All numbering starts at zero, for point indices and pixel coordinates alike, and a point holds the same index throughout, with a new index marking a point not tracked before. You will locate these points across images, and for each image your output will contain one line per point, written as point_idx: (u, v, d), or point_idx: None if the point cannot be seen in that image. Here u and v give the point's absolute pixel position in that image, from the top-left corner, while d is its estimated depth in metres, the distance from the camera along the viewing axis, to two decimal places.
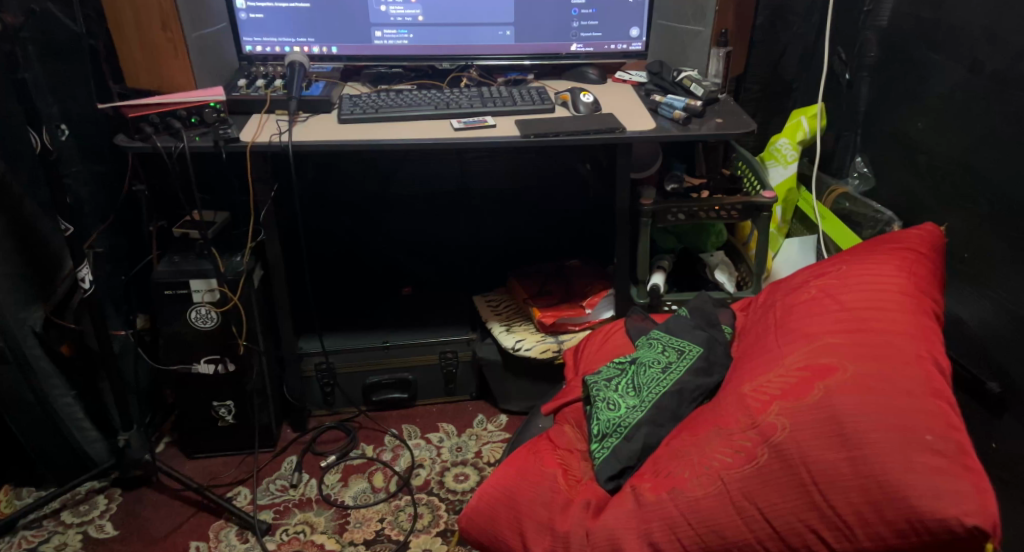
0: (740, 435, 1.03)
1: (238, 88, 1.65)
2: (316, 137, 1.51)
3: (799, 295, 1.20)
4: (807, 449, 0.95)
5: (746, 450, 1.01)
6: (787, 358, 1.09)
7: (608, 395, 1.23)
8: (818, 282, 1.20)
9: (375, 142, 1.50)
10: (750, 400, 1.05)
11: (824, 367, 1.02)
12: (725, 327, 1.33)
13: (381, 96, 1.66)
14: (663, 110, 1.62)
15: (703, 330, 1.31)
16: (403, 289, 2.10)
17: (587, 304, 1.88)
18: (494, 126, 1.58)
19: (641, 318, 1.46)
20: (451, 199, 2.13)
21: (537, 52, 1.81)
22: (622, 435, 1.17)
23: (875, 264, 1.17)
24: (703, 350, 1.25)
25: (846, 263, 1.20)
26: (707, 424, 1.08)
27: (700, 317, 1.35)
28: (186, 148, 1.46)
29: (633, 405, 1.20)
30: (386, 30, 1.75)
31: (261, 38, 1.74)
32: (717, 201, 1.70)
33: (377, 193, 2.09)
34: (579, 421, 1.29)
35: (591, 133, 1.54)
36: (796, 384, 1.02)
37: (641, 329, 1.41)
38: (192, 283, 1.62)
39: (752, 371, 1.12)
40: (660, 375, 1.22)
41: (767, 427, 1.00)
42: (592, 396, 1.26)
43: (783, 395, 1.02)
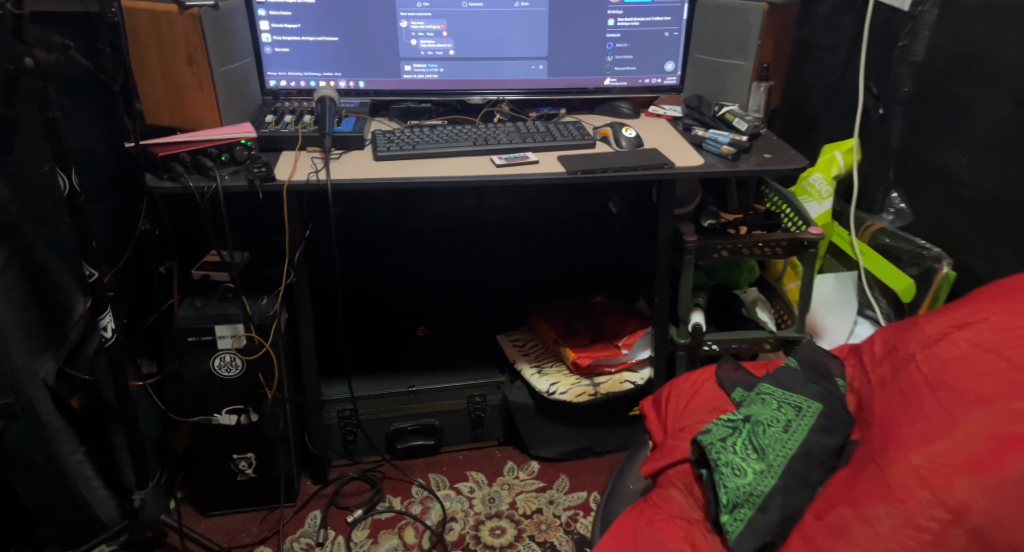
0: (924, 514, 1.03)
1: (265, 126, 1.59)
2: (357, 175, 1.44)
3: (946, 348, 1.20)
4: (1013, 530, 0.98)
5: (934, 532, 1.01)
6: (962, 425, 1.07)
7: (731, 460, 1.23)
8: (964, 334, 1.20)
9: (415, 180, 1.43)
10: (927, 474, 1.05)
11: (1015, 436, 1.02)
12: (838, 381, 1.38)
13: (416, 133, 1.60)
14: (709, 145, 1.57)
15: (817, 386, 1.32)
16: (420, 328, 1.98)
17: (623, 345, 1.80)
18: (536, 163, 1.52)
19: (731, 368, 1.51)
20: (471, 234, 2.06)
21: (569, 87, 1.76)
22: (755, 506, 1.18)
23: (1017, 313, 1.18)
24: (822, 407, 1.26)
25: (994, 315, 1.20)
26: (872, 498, 1.07)
27: (812, 369, 1.40)
28: (222, 187, 1.40)
29: (761, 471, 1.21)
30: (415, 65, 1.70)
31: (288, 73, 1.69)
32: (761, 237, 1.64)
33: (394, 228, 2.03)
34: (689, 486, 1.31)
35: (640, 169, 1.47)
36: (983, 455, 1.03)
37: (734, 380, 1.46)
38: (218, 329, 1.53)
39: (916, 433, 1.11)
40: (784, 436, 1.23)
41: (958, 506, 1.01)
42: (713, 459, 1.25)
43: (970, 468, 1.02)
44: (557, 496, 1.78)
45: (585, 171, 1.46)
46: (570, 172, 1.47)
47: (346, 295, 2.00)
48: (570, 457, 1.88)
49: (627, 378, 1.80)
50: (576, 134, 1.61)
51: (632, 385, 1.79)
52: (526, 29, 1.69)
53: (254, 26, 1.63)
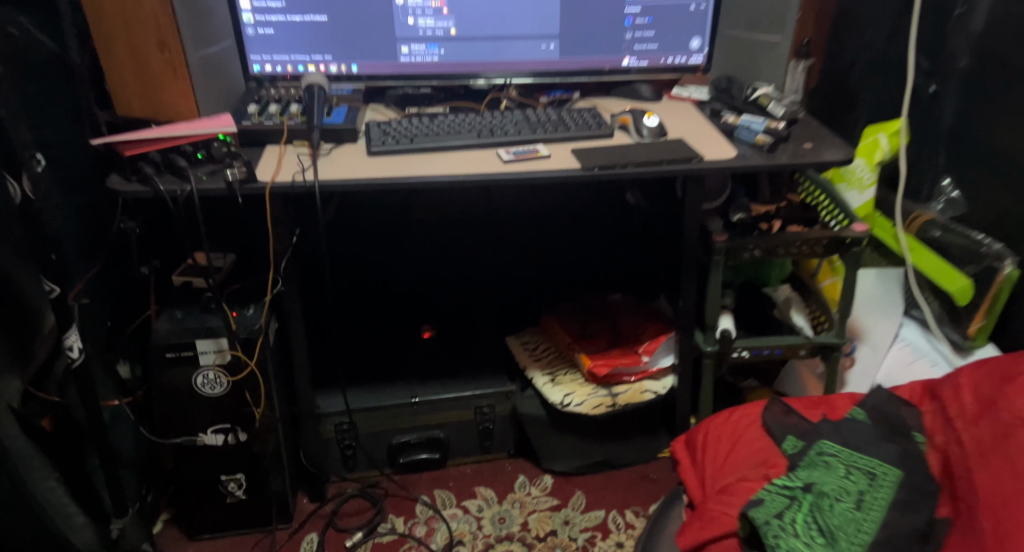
0: None
1: (247, 117, 1.44)
2: (348, 174, 1.29)
3: None
4: None
5: None
6: None
7: (792, 542, 1.20)
8: None
9: (413, 179, 1.28)
10: None
11: None
12: (917, 435, 1.37)
13: (414, 124, 1.44)
14: (742, 134, 1.40)
15: (892, 444, 1.35)
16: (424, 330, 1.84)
17: (643, 351, 1.65)
18: (548, 157, 1.36)
19: (778, 415, 1.44)
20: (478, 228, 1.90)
21: (583, 68, 1.59)
22: None
23: None
24: (898, 479, 1.29)
25: None
26: None
27: (888, 423, 1.39)
28: (197, 190, 1.25)
29: None
30: (413, 46, 1.54)
31: (273, 57, 1.53)
32: (798, 236, 1.48)
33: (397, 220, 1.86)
34: None
35: (664, 164, 1.31)
36: None
37: (785, 431, 1.40)
38: (199, 344, 1.39)
39: None
40: (850, 521, 1.23)
41: None
42: (767, 537, 1.20)
43: None
44: (573, 516, 1.65)
45: (603, 167, 1.30)
46: (586, 169, 1.30)
47: (344, 295, 1.85)
48: (586, 471, 1.74)
49: (649, 387, 1.66)
50: (591, 124, 1.45)
51: (653, 395, 1.65)
52: (535, 5, 1.52)
53: (233, 6, 1.47)
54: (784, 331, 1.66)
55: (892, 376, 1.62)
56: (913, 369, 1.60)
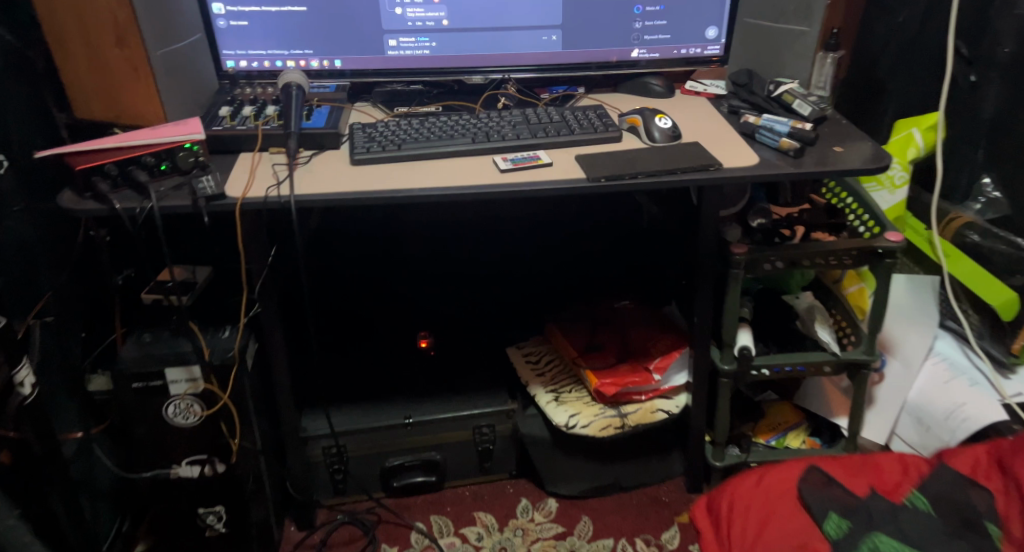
0: None
1: (219, 120, 1.31)
2: (326, 187, 1.16)
3: None
4: None
5: None
6: None
7: None
8: None
9: (399, 193, 1.15)
10: None
11: None
12: (991, 527, 1.21)
13: (402, 126, 1.31)
14: (764, 137, 1.26)
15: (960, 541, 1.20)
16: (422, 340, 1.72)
17: (654, 369, 1.53)
18: (550, 165, 1.23)
19: (821, 487, 1.30)
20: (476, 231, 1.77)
21: (588, 61, 1.45)
22: None
23: None
24: None
25: None
26: None
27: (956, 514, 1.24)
28: (159, 207, 1.12)
29: None
30: (402, 38, 1.40)
31: (249, 52, 1.39)
32: (825, 246, 1.35)
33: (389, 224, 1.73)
34: None
35: (679, 172, 1.18)
36: None
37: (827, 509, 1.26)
38: (169, 373, 1.26)
39: None
40: None
41: None
42: None
43: None
44: (579, 545, 1.53)
45: (611, 177, 1.16)
46: (592, 181, 1.17)
47: (333, 303, 1.73)
48: (594, 495, 1.63)
49: (661, 407, 1.54)
50: (597, 126, 1.31)
51: (666, 415, 1.54)
52: None
53: None
54: (808, 345, 1.53)
55: (926, 396, 1.48)
56: (948, 387, 1.45)
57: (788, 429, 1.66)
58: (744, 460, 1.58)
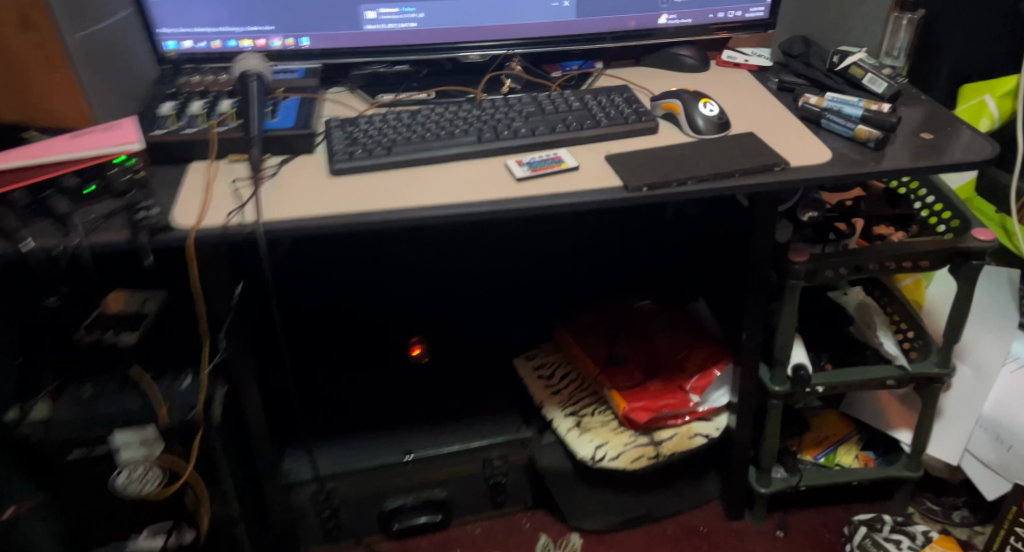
0: None
1: (161, 122, 1.05)
2: (301, 210, 0.92)
3: None
4: None
5: None
6: None
7: None
8: None
9: (392, 216, 0.92)
10: None
11: None
12: None
13: (389, 125, 1.07)
14: (833, 125, 1.04)
15: None
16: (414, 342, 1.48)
17: (691, 389, 1.34)
18: (577, 169, 1.00)
19: None
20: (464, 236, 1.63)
21: (607, 30, 1.21)
22: None
23: None
24: None
25: None
26: None
27: None
28: (87, 245, 0.87)
29: None
30: (383, 10, 1.15)
31: (194, 29, 1.15)
32: (899, 250, 1.14)
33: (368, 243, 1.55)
34: None
35: (738, 176, 0.96)
36: None
37: None
38: (117, 436, 1.04)
39: None
40: None
41: None
42: None
43: None
44: None
45: (653, 186, 0.94)
46: (631, 192, 0.94)
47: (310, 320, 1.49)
48: (622, 528, 1.43)
49: (699, 430, 1.34)
50: (626, 115, 1.08)
51: (705, 440, 1.34)
52: None
53: None
54: (868, 355, 1.33)
55: (1005, 407, 1.29)
56: None
57: (840, 441, 1.47)
58: (793, 484, 1.39)
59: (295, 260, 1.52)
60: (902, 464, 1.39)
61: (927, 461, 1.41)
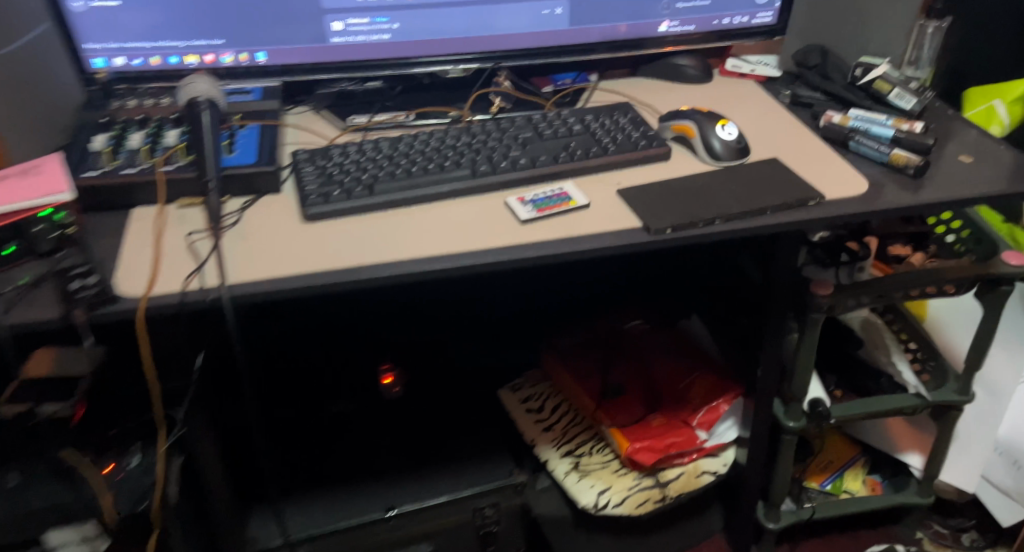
0: None
1: (95, 160, 0.88)
2: (272, 269, 0.78)
3: None
4: None
5: None
6: None
7: None
8: None
9: (382, 273, 0.79)
10: None
11: None
12: None
13: (368, 158, 0.93)
14: (863, 147, 0.94)
15: None
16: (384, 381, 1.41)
17: (698, 424, 1.24)
18: (587, 207, 0.88)
19: None
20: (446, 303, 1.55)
21: (603, 39, 1.09)
22: None
23: None
24: None
25: None
26: None
27: None
28: (10, 323, 0.72)
29: None
30: (352, 20, 1.01)
31: (126, 45, 0.97)
32: (926, 277, 1.05)
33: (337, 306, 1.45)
34: None
35: (772, 213, 0.85)
36: None
37: None
38: (51, 536, 0.89)
39: None
40: None
41: None
42: None
43: None
44: None
45: (677, 227, 0.83)
46: (654, 234, 0.83)
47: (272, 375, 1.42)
48: None
49: (706, 468, 1.25)
50: (634, 139, 0.96)
51: (712, 477, 1.25)
52: None
53: None
54: (881, 381, 1.25)
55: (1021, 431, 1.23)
56: None
57: (844, 468, 1.40)
58: (803, 518, 1.30)
59: (255, 316, 1.44)
60: (914, 490, 1.33)
61: (938, 487, 1.35)
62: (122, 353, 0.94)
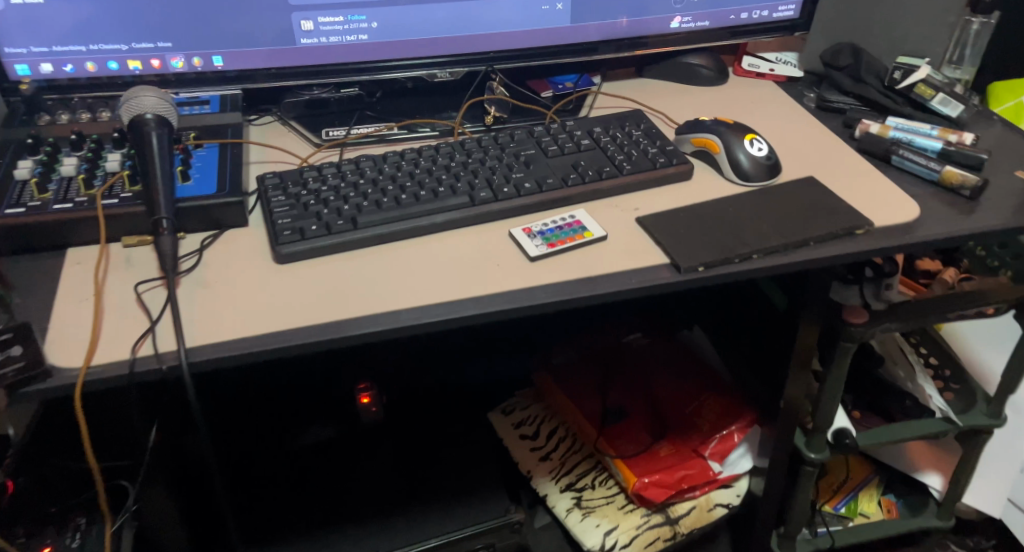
0: None
1: (19, 193, 0.73)
2: (239, 328, 0.65)
3: None
4: None
5: None
6: None
7: None
8: None
9: (371, 331, 0.66)
10: None
11: None
12: None
13: (348, 183, 0.80)
14: (908, 163, 0.84)
15: None
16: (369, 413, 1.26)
17: (711, 455, 1.14)
18: (604, 238, 0.77)
19: None
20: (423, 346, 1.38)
21: (608, 37, 0.96)
22: None
23: None
24: None
25: None
26: None
27: None
28: None
29: None
30: (323, 19, 0.87)
31: (55, 48, 0.82)
32: (965, 300, 0.96)
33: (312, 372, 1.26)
34: None
35: (814, 245, 0.75)
36: None
37: None
38: None
39: None
40: None
41: None
42: None
43: None
44: None
45: (710, 264, 0.73)
46: (684, 272, 0.72)
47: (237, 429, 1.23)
48: None
49: (718, 500, 1.16)
50: (651, 154, 0.84)
51: (725, 510, 1.16)
52: None
53: None
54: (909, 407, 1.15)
55: None
56: None
57: (861, 486, 1.30)
58: (820, 546, 1.23)
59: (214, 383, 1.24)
60: (934, 513, 1.25)
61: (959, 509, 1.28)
62: (61, 413, 0.81)
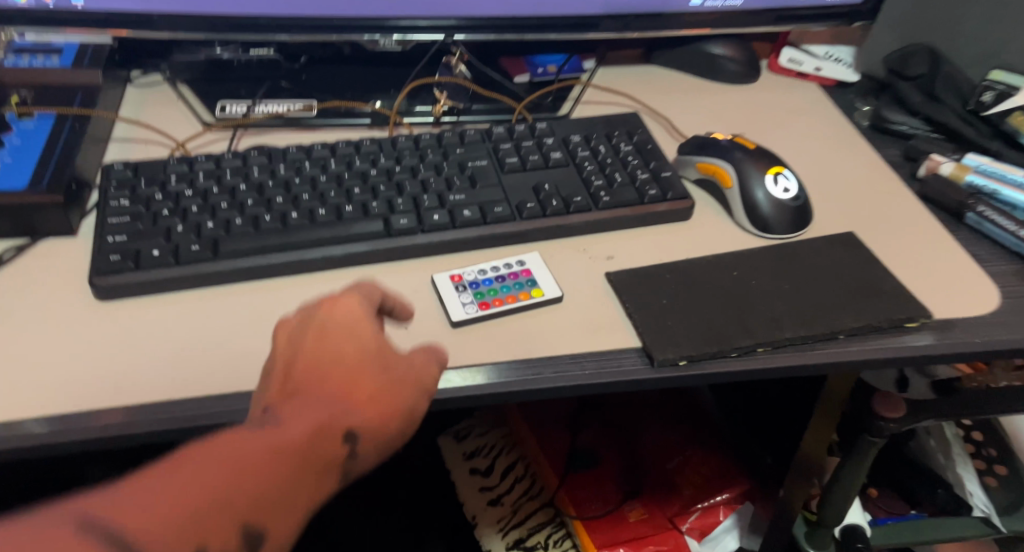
0: None
1: None
2: (6, 406, 0.46)
3: None
4: None
5: None
6: None
7: None
8: None
9: (195, 421, 0.46)
10: None
11: None
12: None
13: (221, 188, 0.59)
14: (987, 226, 0.61)
15: None
16: None
17: (688, 528, 0.95)
18: (555, 301, 0.56)
19: None
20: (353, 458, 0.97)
21: (609, 8, 0.73)
22: None
23: None
24: None
25: None
26: None
27: None
28: None
29: None
30: None
31: None
32: None
33: None
34: None
35: (843, 343, 0.54)
36: None
37: None
38: None
39: None
40: None
41: None
42: None
43: None
44: None
45: (695, 359, 0.52)
46: (657, 367, 0.52)
47: None
48: None
49: None
50: (640, 181, 0.62)
51: None
52: None
53: None
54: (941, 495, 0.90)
55: None
56: None
57: None
58: None
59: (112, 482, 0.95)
60: None
61: None
62: None
